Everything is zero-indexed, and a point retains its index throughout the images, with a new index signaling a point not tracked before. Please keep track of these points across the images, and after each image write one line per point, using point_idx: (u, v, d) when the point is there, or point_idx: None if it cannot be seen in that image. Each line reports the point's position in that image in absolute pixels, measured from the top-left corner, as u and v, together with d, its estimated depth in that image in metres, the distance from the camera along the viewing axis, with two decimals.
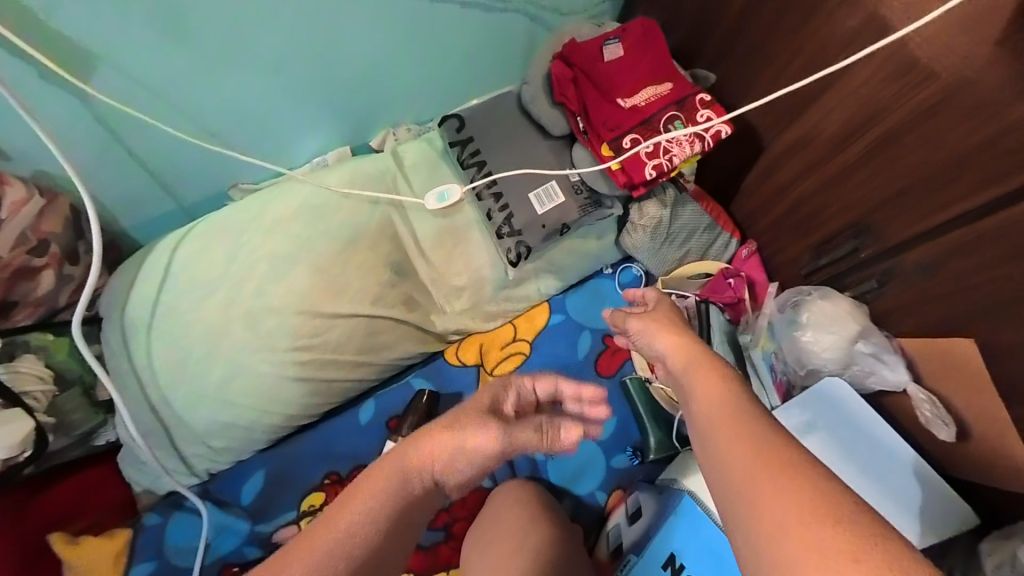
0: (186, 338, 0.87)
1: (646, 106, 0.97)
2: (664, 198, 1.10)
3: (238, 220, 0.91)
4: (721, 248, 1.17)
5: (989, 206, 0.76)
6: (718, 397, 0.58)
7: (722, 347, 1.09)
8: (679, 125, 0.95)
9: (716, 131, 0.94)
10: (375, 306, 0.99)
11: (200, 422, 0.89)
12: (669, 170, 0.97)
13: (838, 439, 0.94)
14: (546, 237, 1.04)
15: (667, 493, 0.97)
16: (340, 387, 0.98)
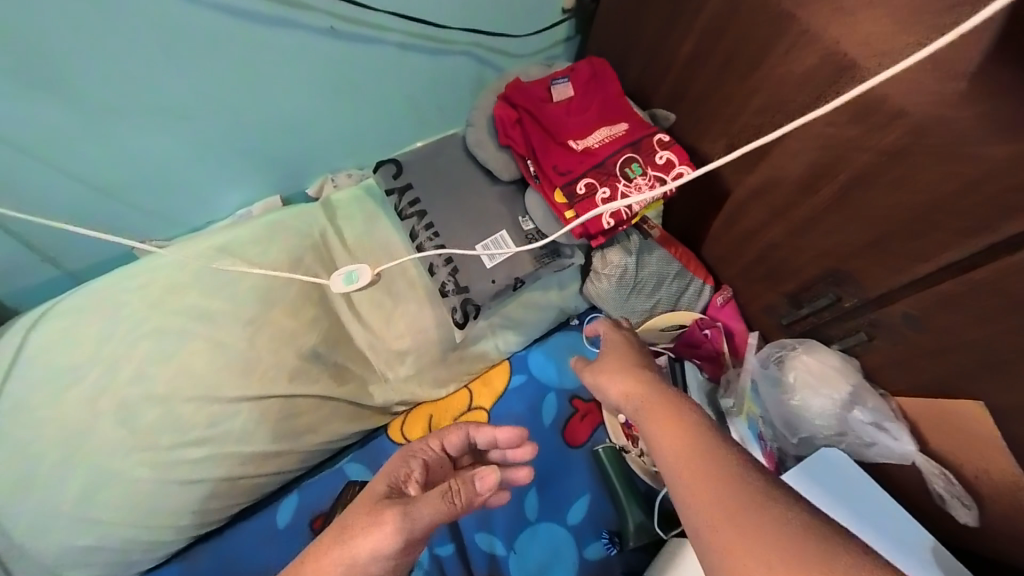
0: (41, 442, 0.70)
1: (599, 148, 0.88)
2: (629, 245, 0.99)
3: (119, 291, 0.76)
4: (694, 295, 1.08)
5: (980, 255, 0.67)
6: (683, 459, 0.50)
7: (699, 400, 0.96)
8: (637, 169, 0.86)
9: (678, 173, 0.85)
10: (294, 383, 0.83)
11: (54, 549, 0.71)
12: (629, 217, 0.87)
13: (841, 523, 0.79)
14: (497, 293, 0.91)
15: None
16: (248, 485, 0.80)
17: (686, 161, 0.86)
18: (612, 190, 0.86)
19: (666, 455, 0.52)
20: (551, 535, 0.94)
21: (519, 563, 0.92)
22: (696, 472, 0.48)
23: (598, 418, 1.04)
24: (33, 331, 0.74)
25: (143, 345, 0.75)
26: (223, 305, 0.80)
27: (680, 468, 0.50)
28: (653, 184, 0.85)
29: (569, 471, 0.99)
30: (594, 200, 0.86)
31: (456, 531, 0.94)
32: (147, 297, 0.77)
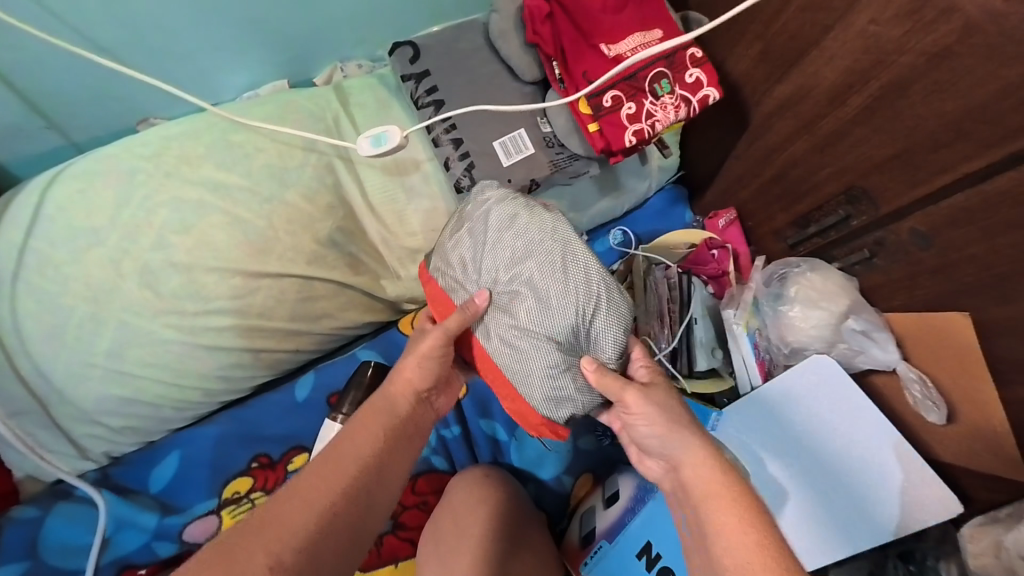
0: (65, 297, 0.71)
1: (633, 57, 0.83)
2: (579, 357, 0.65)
3: (131, 156, 0.75)
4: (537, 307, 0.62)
5: (989, 171, 0.68)
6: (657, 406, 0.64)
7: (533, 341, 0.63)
8: (667, 86, 0.84)
9: (705, 96, 0.84)
10: (311, 268, 0.84)
11: (88, 398, 0.73)
12: (650, 138, 0.87)
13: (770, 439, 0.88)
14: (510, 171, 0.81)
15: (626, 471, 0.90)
16: (271, 359, 0.84)
17: (715, 82, 0.85)
18: (639, 107, 0.84)
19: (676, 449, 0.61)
20: (548, 427, 1.01)
21: (518, 449, 1.00)
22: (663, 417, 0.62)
23: None
24: (44, 193, 0.73)
25: (159, 214, 0.75)
26: (238, 181, 0.79)
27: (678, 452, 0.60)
28: (680, 104, 0.84)
29: None
30: (619, 115, 0.84)
31: (460, 416, 1.00)
32: (162, 166, 0.76)
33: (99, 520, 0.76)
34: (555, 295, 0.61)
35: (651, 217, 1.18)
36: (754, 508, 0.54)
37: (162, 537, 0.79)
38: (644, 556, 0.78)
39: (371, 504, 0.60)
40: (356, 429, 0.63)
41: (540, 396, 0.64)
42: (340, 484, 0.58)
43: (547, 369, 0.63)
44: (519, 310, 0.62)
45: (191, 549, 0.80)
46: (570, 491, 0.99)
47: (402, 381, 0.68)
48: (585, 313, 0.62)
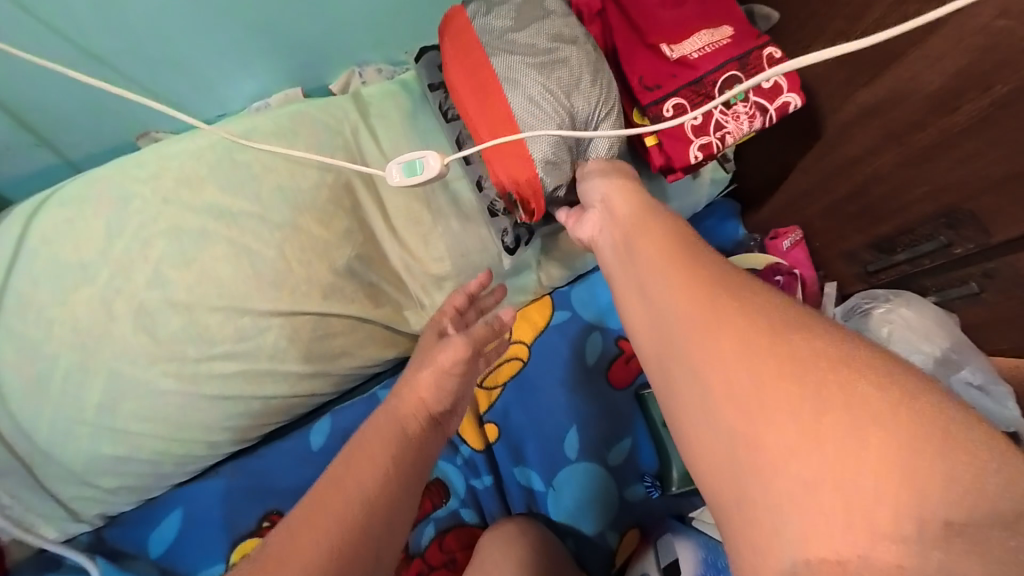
0: (49, 343, 0.62)
1: (699, 60, 0.72)
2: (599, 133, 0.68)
3: (125, 181, 0.66)
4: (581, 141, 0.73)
5: None
6: (651, 252, 0.45)
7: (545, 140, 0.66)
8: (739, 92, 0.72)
9: (784, 103, 0.72)
10: (327, 301, 0.75)
11: (77, 457, 0.64)
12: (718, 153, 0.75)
13: None
14: (552, 58, 0.68)
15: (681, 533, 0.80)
16: (281, 405, 0.75)
17: (795, 86, 0.72)
18: (706, 117, 0.72)
19: (657, 305, 0.41)
20: (590, 475, 0.90)
21: (556, 500, 0.89)
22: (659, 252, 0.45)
23: None
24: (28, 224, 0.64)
25: (157, 246, 0.65)
26: (246, 206, 0.70)
27: (666, 336, 0.40)
28: (754, 113, 0.72)
29: (613, 414, 0.94)
30: (683, 127, 0.73)
31: (492, 463, 0.90)
32: (160, 191, 0.67)
33: None
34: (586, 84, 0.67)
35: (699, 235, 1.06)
36: (741, 299, 0.38)
37: None
38: None
39: (378, 569, 0.49)
40: (357, 465, 0.54)
41: (533, 118, 0.66)
42: (340, 541, 0.47)
43: (538, 138, 0.66)
44: (565, 54, 0.67)
45: None
46: (615, 549, 0.88)
47: (413, 399, 0.63)
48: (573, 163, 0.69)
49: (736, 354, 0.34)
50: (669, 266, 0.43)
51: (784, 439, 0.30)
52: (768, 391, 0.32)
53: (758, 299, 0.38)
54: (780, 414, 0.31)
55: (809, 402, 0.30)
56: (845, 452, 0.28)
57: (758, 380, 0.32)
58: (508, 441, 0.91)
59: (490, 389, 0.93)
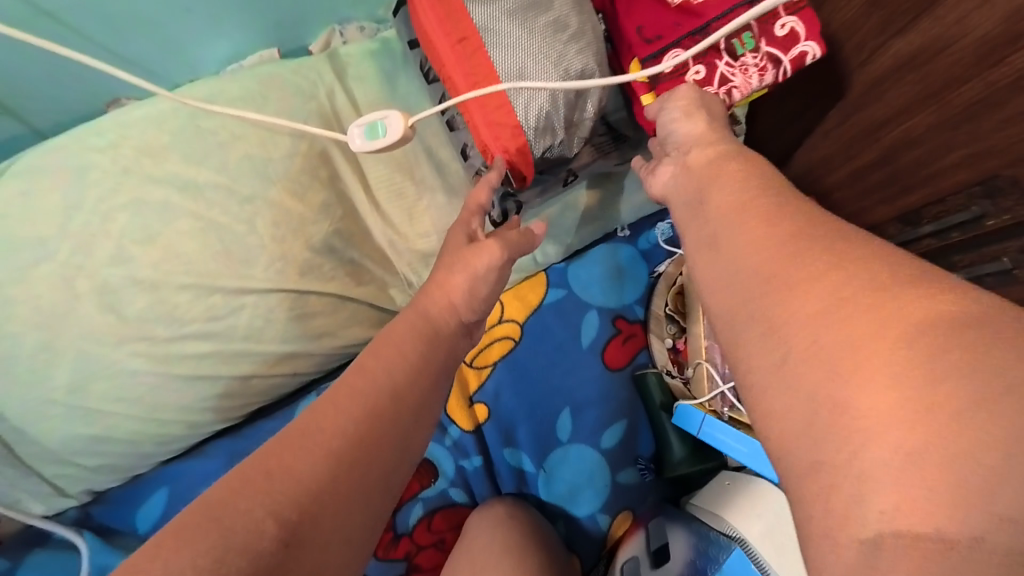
0: (13, 321, 0.60)
1: (702, 5, 0.63)
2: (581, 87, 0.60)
3: (81, 150, 0.62)
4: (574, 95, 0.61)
5: None
6: (732, 196, 0.38)
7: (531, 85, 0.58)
8: (748, 41, 0.65)
9: (799, 54, 0.64)
10: (304, 279, 0.71)
11: (55, 436, 0.64)
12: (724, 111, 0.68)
13: None
14: (533, 2, 0.59)
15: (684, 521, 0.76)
16: (263, 385, 0.73)
17: (815, 34, 0.64)
18: (710, 70, 0.65)
19: (739, 247, 0.35)
20: (583, 458, 0.88)
21: (548, 482, 0.87)
22: (750, 204, 0.36)
23: (642, 342, 0.94)
24: None
25: (120, 221, 0.62)
26: (213, 178, 0.65)
27: (748, 276, 0.33)
28: (764, 66, 0.65)
29: (607, 396, 0.91)
30: (683, 81, 0.66)
31: (483, 444, 0.88)
32: (120, 161, 0.62)
33: (81, 567, 0.67)
34: (576, 30, 0.59)
35: None
36: (859, 256, 0.30)
37: None
38: None
39: (406, 447, 0.47)
40: (383, 354, 0.49)
41: (509, 59, 0.58)
42: (367, 417, 0.45)
43: (517, 71, 0.58)
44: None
45: None
46: (607, 533, 0.86)
47: (445, 295, 0.55)
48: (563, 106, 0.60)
49: (829, 296, 0.28)
50: (757, 213, 0.35)
51: (903, 416, 0.24)
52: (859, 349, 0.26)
53: (868, 250, 0.30)
54: (883, 394, 0.25)
55: (911, 346, 0.25)
56: (962, 432, 0.23)
57: (850, 312, 0.27)
58: (498, 423, 0.88)
59: (480, 368, 0.90)
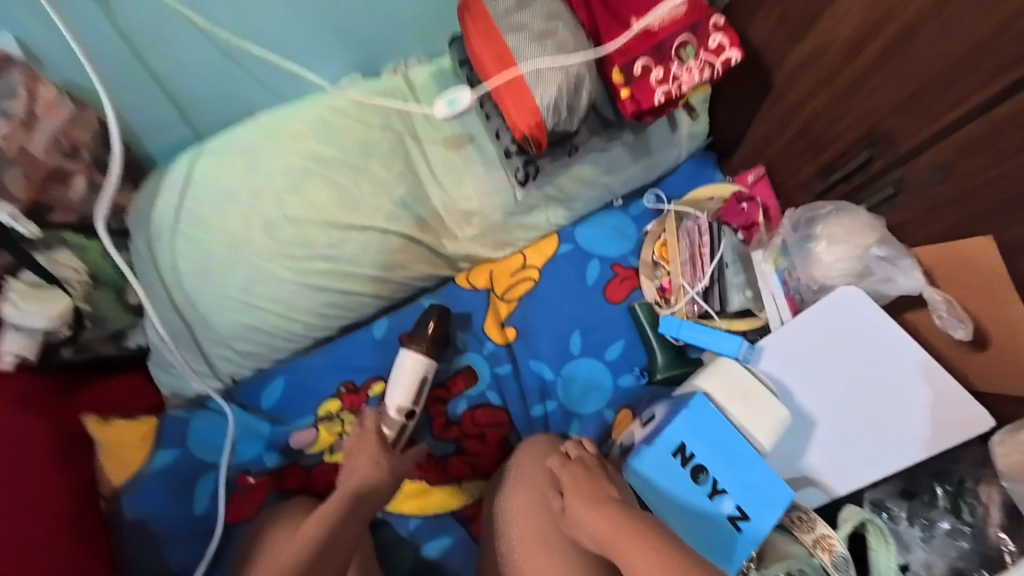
0: (211, 243, 0.92)
1: (659, 29, 0.97)
2: (579, 81, 0.93)
3: (253, 135, 0.96)
4: (573, 91, 0.93)
5: (995, 99, 0.75)
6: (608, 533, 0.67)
7: (548, 82, 0.91)
8: (691, 51, 0.96)
9: (726, 58, 0.96)
10: (388, 223, 1.03)
11: (225, 325, 0.94)
12: (677, 98, 0.99)
13: (793, 375, 0.97)
14: (543, 33, 0.92)
15: (680, 397, 0.89)
16: (357, 300, 1.03)
17: (736, 46, 0.97)
18: (665, 71, 0.97)
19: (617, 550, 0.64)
20: (592, 367, 1.11)
21: (564, 388, 1.09)
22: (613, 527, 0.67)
23: (636, 282, 1.19)
24: (192, 164, 0.94)
25: (279, 178, 0.96)
26: (334, 151, 1.00)
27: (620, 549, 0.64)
28: (703, 66, 0.96)
29: (609, 321, 1.15)
30: (648, 80, 0.97)
31: (512, 356, 1.11)
32: (278, 141, 0.97)
33: (230, 427, 0.93)
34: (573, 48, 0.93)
35: (681, 181, 1.27)
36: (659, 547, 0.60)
37: (271, 447, 0.95)
38: (679, 455, 0.80)
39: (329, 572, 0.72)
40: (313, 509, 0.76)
41: (531, 65, 0.91)
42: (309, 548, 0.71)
43: (535, 72, 0.91)
44: (558, 32, 0.93)
45: (296, 456, 0.95)
46: (611, 424, 1.08)
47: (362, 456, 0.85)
48: (571, 90, 0.93)
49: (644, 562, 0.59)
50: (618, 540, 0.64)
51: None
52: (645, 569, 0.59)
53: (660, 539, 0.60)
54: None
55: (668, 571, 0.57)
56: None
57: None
58: (524, 341, 1.13)
59: (510, 300, 1.16)
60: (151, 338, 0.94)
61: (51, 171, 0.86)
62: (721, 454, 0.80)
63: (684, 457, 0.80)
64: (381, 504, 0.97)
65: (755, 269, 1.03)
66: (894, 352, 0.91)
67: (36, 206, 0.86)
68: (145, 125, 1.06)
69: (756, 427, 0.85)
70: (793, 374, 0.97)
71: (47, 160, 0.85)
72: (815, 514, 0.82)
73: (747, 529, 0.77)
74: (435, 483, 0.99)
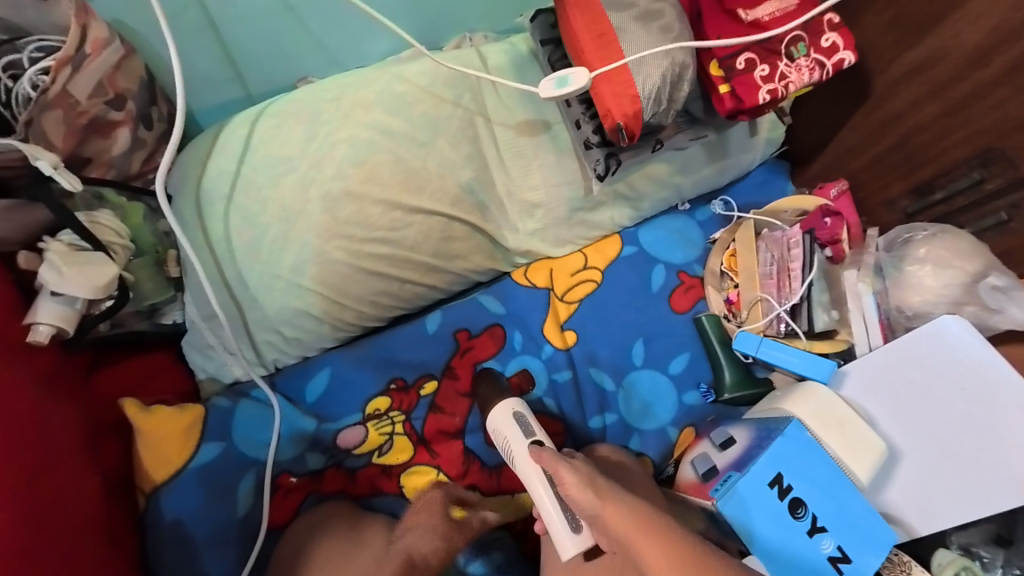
0: (264, 216, 0.83)
1: (770, 22, 0.90)
2: (684, 69, 0.86)
3: (313, 101, 0.87)
4: (676, 80, 0.86)
5: None
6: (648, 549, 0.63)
7: (654, 67, 0.84)
8: (803, 49, 0.91)
9: (839, 60, 0.90)
10: (454, 209, 0.95)
11: (274, 306, 0.85)
12: (783, 98, 0.92)
13: (884, 400, 0.91)
14: (648, 15, 0.85)
15: (765, 421, 0.83)
16: (413, 290, 0.95)
17: (849, 47, 0.91)
18: (773, 69, 0.90)
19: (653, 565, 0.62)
20: (655, 380, 1.04)
21: (625, 400, 1.03)
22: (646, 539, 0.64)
23: (702, 292, 1.11)
24: (249, 127, 0.86)
25: (341, 149, 0.87)
26: (402, 125, 0.91)
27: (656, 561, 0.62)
28: (814, 67, 0.90)
29: (674, 332, 1.08)
30: (752, 76, 0.91)
31: (571, 362, 1.04)
32: (342, 108, 0.88)
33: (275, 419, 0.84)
34: (681, 33, 0.85)
35: (752, 189, 1.19)
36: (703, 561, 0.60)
37: (315, 445, 0.86)
38: (776, 486, 0.74)
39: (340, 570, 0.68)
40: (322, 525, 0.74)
41: (637, 50, 0.84)
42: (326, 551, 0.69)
43: (639, 58, 0.83)
44: (665, 14, 0.85)
45: (338, 455, 0.87)
46: (674, 442, 1.01)
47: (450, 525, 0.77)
48: (675, 81, 0.86)
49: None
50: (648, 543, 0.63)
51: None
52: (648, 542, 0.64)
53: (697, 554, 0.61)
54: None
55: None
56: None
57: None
58: (585, 347, 1.05)
59: (569, 303, 1.08)
60: (189, 317, 0.85)
61: (92, 120, 0.76)
62: (819, 486, 0.75)
63: (782, 489, 0.74)
64: None
65: (845, 290, 0.98)
66: (1009, 393, 0.82)
67: (73, 158, 0.76)
68: (190, 80, 0.95)
69: (851, 458, 0.80)
70: (884, 399, 0.91)
71: (89, 106, 0.75)
72: (909, 559, 0.78)
73: (850, 572, 0.71)
74: (487, 494, 0.90)
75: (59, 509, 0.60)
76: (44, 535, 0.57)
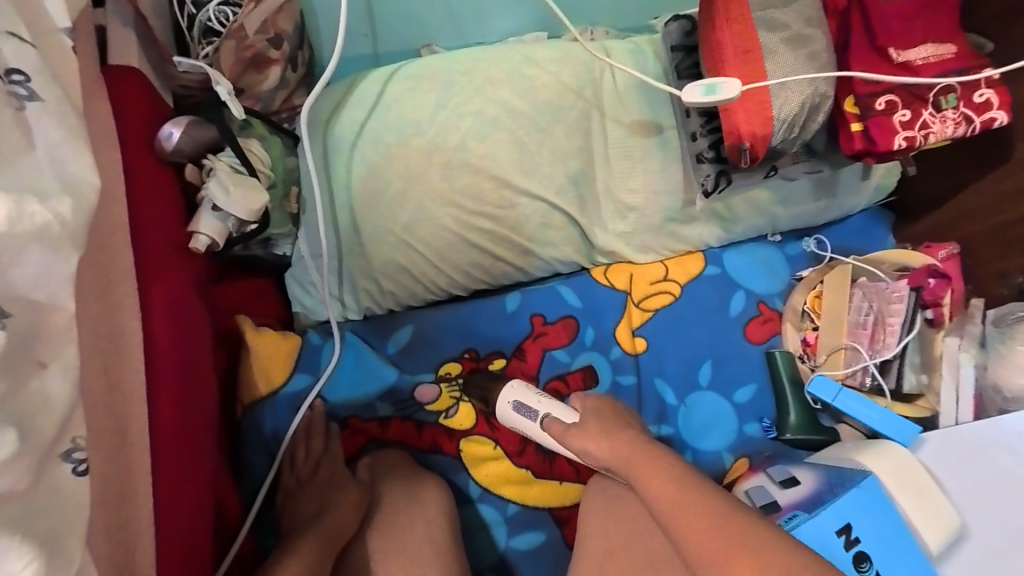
0: (387, 172, 0.88)
1: (922, 66, 0.86)
2: (824, 100, 0.84)
3: (447, 69, 0.90)
4: (812, 109, 0.84)
5: None
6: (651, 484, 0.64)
7: (795, 92, 0.82)
8: (953, 101, 0.87)
9: (991, 118, 0.86)
10: (558, 198, 0.96)
11: (381, 258, 0.90)
12: (917, 148, 0.88)
13: (965, 480, 0.86)
14: (798, 39, 0.83)
15: (841, 470, 0.82)
16: (501, 268, 0.97)
17: (1002, 107, 0.87)
18: (915, 116, 0.86)
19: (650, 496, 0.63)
20: (718, 403, 1.04)
21: (685, 416, 1.03)
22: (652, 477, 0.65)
23: (778, 326, 1.08)
24: (383, 83, 0.89)
25: (466, 121, 0.90)
26: (525, 107, 0.93)
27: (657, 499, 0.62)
28: (959, 121, 0.86)
29: (744, 360, 1.06)
30: (891, 119, 0.86)
31: (637, 368, 1.04)
32: (473, 82, 0.91)
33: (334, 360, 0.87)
34: (827, 63, 0.83)
35: (849, 234, 1.13)
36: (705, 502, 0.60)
37: (389, 394, 0.91)
38: (843, 535, 0.73)
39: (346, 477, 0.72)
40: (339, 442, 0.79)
41: (780, 73, 0.82)
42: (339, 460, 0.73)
43: (782, 80, 0.82)
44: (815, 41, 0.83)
45: (407, 408, 0.92)
46: (726, 468, 1.00)
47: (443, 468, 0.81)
48: (810, 111, 0.84)
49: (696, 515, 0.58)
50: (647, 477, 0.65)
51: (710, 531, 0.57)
52: (663, 485, 0.62)
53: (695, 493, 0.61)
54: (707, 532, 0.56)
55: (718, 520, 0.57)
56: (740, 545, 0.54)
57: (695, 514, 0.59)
58: (653, 356, 1.05)
59: (644, 310, 1.07)
60: (299, 252, 0.90)
61: (254, 54, 0.80)
62: (888, 546, 0.73)
63: (850, 539, 0.73)
64: (481, 482, 0.92)
65: (942, 356, 0.98)
66: None
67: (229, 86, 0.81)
68: None
69: (925, 526, 0.78)
70: (965, 480, 0.86)
71: (254, 41, 0.79)
72: None
73: None
74: (540, 476, 0.92)
75: (203, 403, 0.68)
76: (192, 422, 0.65)
